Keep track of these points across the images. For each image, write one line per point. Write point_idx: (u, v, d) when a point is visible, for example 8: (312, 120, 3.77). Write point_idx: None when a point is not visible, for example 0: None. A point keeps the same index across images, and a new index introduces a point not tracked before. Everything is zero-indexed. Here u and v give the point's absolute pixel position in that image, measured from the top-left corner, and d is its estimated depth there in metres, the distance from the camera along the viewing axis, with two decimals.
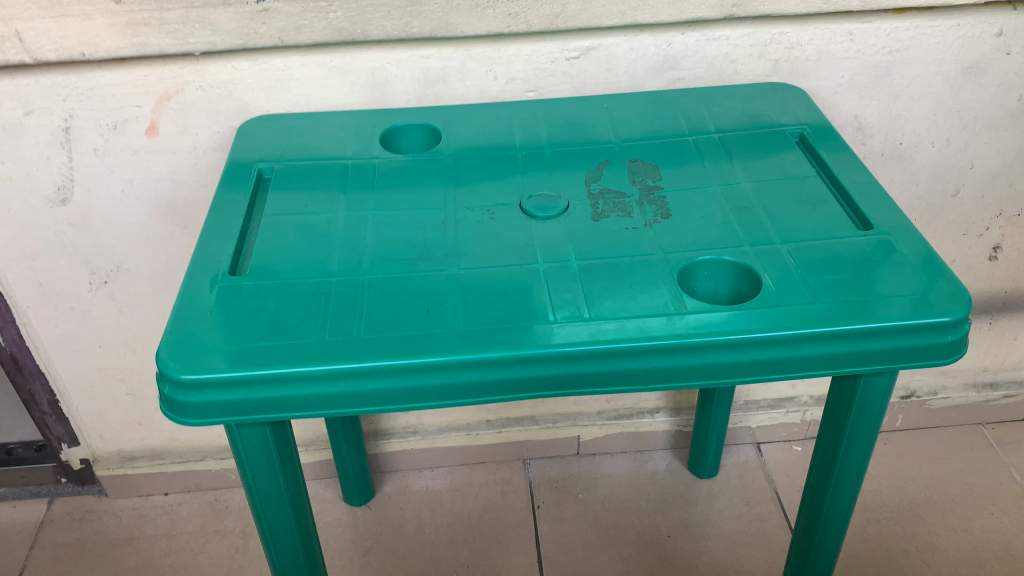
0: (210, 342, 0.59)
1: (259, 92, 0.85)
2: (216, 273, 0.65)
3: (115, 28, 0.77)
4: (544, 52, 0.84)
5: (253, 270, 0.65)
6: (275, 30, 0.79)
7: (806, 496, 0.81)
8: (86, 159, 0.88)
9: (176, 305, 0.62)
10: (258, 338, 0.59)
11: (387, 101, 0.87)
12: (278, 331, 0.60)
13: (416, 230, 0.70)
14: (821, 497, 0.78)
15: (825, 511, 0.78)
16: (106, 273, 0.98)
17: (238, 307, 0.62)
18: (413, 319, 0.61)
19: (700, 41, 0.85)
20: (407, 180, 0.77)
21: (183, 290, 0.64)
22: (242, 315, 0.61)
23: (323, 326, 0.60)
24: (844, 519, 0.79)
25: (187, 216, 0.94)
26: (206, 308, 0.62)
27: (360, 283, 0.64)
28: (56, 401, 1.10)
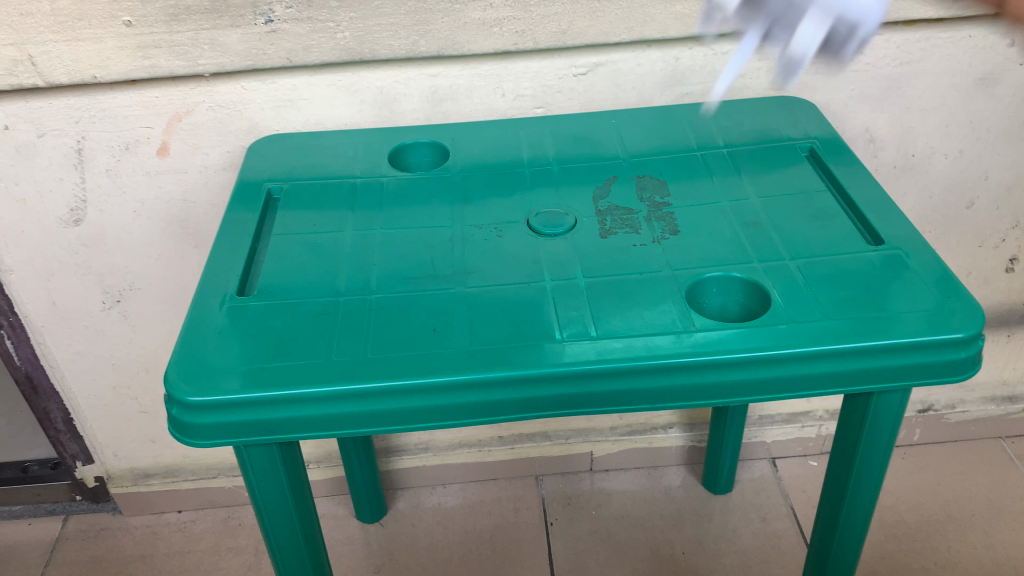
0: (217, 363, 0.59)
1: (268, 112, 0.85)
2: (225, 293, 0.66)
3: (125, 51, 0.78)
4: (551, 69, 0.84)
5: (262, 289, 0.66)
6: (283, 51, 0.79)
7: (821, 514, 0.80)
8: (98, 180, 0.88)
9: (184, 326, 0.62)
10: (265, 358, 0.59)
11: (396, 120, 0.87)
12: (285, 352, 0.60)
13: (423, 249, 0.70)
14: (836, 516, 0.77)
15: (840, 530, 0.77)
16: (119, 292, 0.98)
17: (246, 328, 0.62)
18: (420, 338, 0.61)
19: (709, 56, 0.84)
20: (414, 198, 0.77)
21: (191, 310, 0.64)
22: (250, 336, 0.61)
23: (330, 347, 0.60)
24: (860, 539, 0.78)
25: (198, 235, 0.94)
26: (214, 329, 0.62)
27: (368, 303, 0.64)
28: (70, 419, 1.10)
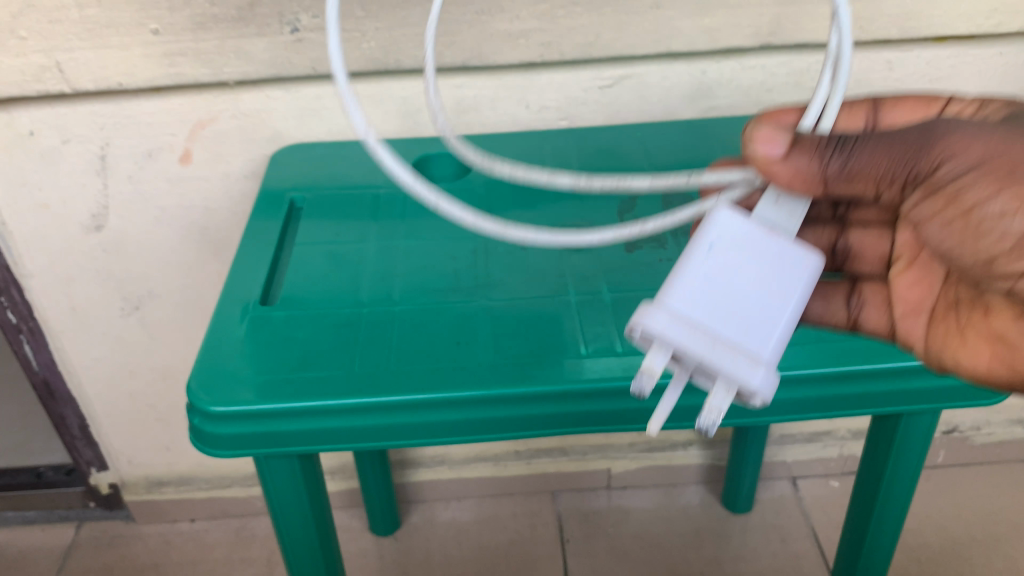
0: (239, 373, 0.58)
1: (292, 121, 0.85)
2: (247, 302, 0.65)
3: (151, 59, 0.78)
4: (576, 81, 0.83)
5: (284, 299, 0.65)
6: (309, 60, 0.79)
7: (846, 536, 0.79)
8: (121, 186, 0.88)
9: (205, 334, 0.62)
10: (288, 369, 0.59)
11: (419, 130, 0.87)
12: (307, 362, 0.59)
13: (447, 261, 0.70)
14: (861, 539, 0.75)
15: (864, 554, 0.76)
16: (138, 299, 0.98)
17: (268, 338, 0.61)
18: (443, 351, 0.60)
19: (736, 70, 0.83)
20: (438, 210, 0.76)
21: (214, 319, 0.63)
22: (272, 346, 0.60)
23: (353, 358, 0.59)
24: (885, 563, 0.76)
25: (218, 243, 0.94)
26: (236, 338, 0.61)
27: (391, 314, 0.63)
28: (86, 426, 1.10)
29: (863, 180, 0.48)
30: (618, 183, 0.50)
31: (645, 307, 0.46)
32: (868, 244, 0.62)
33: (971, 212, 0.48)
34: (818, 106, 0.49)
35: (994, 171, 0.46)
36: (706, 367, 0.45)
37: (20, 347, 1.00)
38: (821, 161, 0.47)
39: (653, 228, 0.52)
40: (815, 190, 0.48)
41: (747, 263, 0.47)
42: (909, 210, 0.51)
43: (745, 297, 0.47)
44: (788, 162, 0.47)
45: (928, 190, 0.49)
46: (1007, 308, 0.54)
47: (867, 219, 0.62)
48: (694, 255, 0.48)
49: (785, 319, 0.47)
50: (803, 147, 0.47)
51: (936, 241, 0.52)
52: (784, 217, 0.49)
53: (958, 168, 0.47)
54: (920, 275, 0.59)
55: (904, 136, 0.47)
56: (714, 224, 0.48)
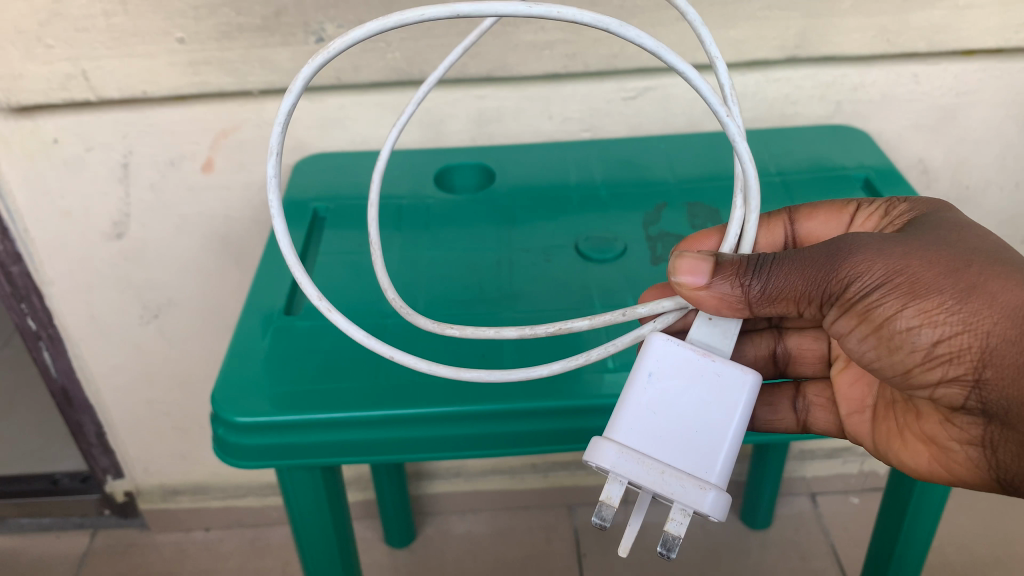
0: (263, 384, 0.58)
1: (314, 131, 0.85)
2: (270, 312, 0.65)
3: (176, 67, 0.78)
4: (600, 92, 0.83)
5: (308, 310, 0.65)
6: (333, 70, 0.79)
7: (871, 555, 0.78)
8: (142, 195, 0.88)
9: (229, 345, 0.62)
10: (312, 380, 0.58)
11: (442, 140, 0.86)
12: (331, 374, 0.59)
13: (471, 273, 0.69)
14: (888, 558, 0.74)
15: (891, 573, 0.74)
16: (157, 307, 0.98)
17: (291, 349, 0.61)
18: (467, 364, 0.59)
19: (760, 82, 0.83)
20: (460, 221, 0.76)
21: (237, 329, 0.63)
22: (295, 358, 0.60)
23: (377, 370, 0.59)
24: None
25: (239, 252, 0.94)
26: (259, 348, 0.61)
27: (414, 325, 0.63)
28: (103, 433, 1.10)
29: (786, 300, 0.49)
30: (559, 328, 0.51)
31: (595, 441, 0.48)
32: (806, 346, 0.65)
33: (884, 326, 0.50)
34: (734, 228, 0.51)
35: (901, 287, 0.49)
36: (662, 494, 0.47)
37: (39, 354, 1.00)
38: (739, 287, 0.48)
39: (598, 358, 0.52)
40: (740, 313, 0.50)
41: (690, 389, 0.49)
42: (831, 325, 0.53)
43: (693, 421, 0.48)
44: (712, 290, 0.49)
45: (844, 308, 0.51)
46: (934, 412, 0.57)
47: (801, 324, 0.65)
48: (637, 383, 0.49)
49: (731, 433, 0.48)
50: (722, 276, 0.48)
51: (860, 356, 0.54)
52: (717, 337, 0.51)
53: (868, 285, 0.49)
54: (858, 372, 0.63)
55: (814, 258, 0.49)
56: (652, 353, 0.50)
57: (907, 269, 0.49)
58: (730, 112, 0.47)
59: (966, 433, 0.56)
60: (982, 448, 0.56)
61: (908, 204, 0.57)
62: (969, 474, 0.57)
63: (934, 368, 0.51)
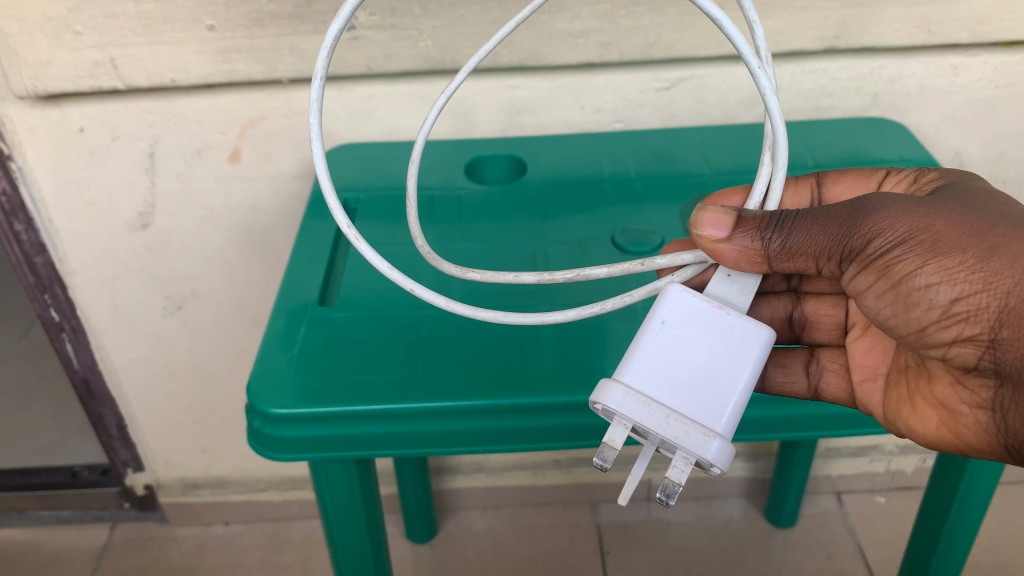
0: (299, 374, 0.57)
1: (343, 121, 0.84)
2: (305, 302, 0.64)
3: (205, 55, 0.77)
4: (634, 82, 0.82)
5: (343, 300, 0.64)
6: (364, 59, 0.78)
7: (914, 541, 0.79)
8: (168, 185, 0.88)
9: (263, 335, 0.61)
10: (349, 371, 0.57)
11: (471, 131, 0.85)
12: (368, 365, 0.57)
13: (507, 264, 0.68)
14: (933, 546, 0.75)
15: (936, 560, 0.76)
16: (180, 299, 0.97)
17: (327, 339, 0.60)
18: (507, 356, 0.58)
19: (797, 74, 0.81)
20: (493, 212, 0.75)
21: (272, 319, 0.62)
22: (332, 348, 0.59)
23: (415, 362, 0.58)
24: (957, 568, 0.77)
25: (264, 243, 0.93)
26: (295, 338, 0.60)
27: (452, 316, 0.62)
28: (124, 426, 1.09)
29: (805, 255, 0.50)
30: (577, 274, 0.54)
31: (603, 382, 0.48)
32: (823, 312, 0.65)
33: (903, 283, 0.50)
34: (761, 185, 0.52)
35: (923, 244, 0.49)
36: (666, 438, 0.47)
37: (61, 345, 1.00)
38: (761, 242, 0.50)
39: (613, 308, 0.53)
40: (759, 267, 0.51)
41: (701, 339, 0.49)
42: (847, 284, 0.53)
43: (701, 369, 0.49)
44: (732, 243, 0.50)
45: (864, 265, 0.51)
46: (946, 374, 0.57)
47: (819, 289, 0.65)
48: (649, 331, 0.50)
49: (739, 385, 0.48)
50: (745, 231, 0.49)
51: (875, 315, 0.54)
52: (735, 292, 0.52)
53: (889, 243, 0.49)
54: (874, 341, 0.63)
55: (837, 214, 0.50)
56: (668, 303, 0.51)
57: (930, 228, 0.49)
58: (762, 66, 0.49)
59: (979, 395, 0.56)
60: (993, 409, 0.56)
61: (938, 173, 0.58)
62: (975, 439, 0.57)
63: (949, 326, 0.51)
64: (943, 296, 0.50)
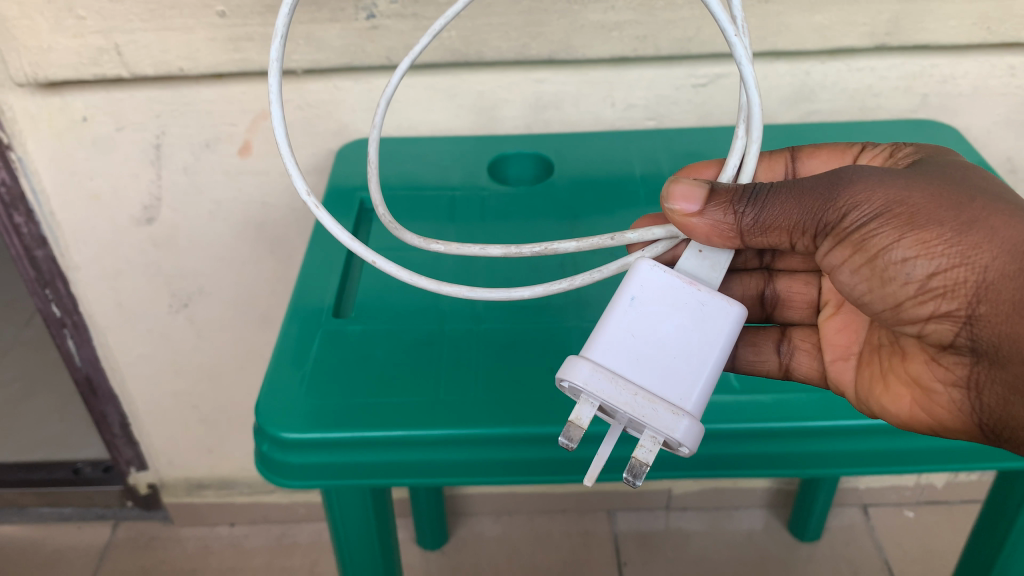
0: (310, 396, 0.52)
1: (359, 114, 0.79)
2: (319, 312, 0.59)
3: (216, 43, 0.73)
4: (669, 78, 0.77)
5: (360, 310, 0.59)
6: (384, 49, 0.73)
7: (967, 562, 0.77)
8: (175, 178, 0.83)
9: (274, 346, 0.57)
10: (365, 392, 0.53)
11: (494, 126, 0.81)
12: (385, 385, 0.53)
13: (535, 271, 0.64)
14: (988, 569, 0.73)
15: None
16: (186, 296, 0.93)
17: (341, 355, 0.55)
18: (534, 379, 0.54)
19: (842, 72, 0.77)
20: (520, 214, 0.70)
21: (283, 330, 0.58)
22: (346, 366, 0.55)
23: (436, 383, 0.53)
24: None
25: (275, 240, 0.89)
26: (307, 354, 0.56)
27: (474, 332, 0.57)
28: (127, 424, 1.06)
29: (778, 230, 0.47)
30: (546, 248, 0.52)
31: (570, 359, 0.46)
32: (796, 291, 0.63)
33: (879, 257, 0.47)
34: (734, 159, 0.50)
35: (900, 217, 0.46)
36: (635, 419, 0.44)
37: (63, 341, 0.96)
38: (733, 215, 0.47)
39: (582, 284, 0.52)
40: (731, 243, 0.48)
41: (672, 315, 0.47)
42: (820, 258, 0.50)
43: (671, 346, 0.46)
44: (705, 217, 0.47)
45: (838, 239, 0.48)
46: (921, 352, 0.54)
47: (792, 266, 0.63)
48: (618, 308, 0.47)
49: (711, 364, 0.46)
50: (716, 202, 0.47)
51: (848, 291, 0.51)
52: (705, 269, 0.50)
53: (864, 215, 0.46)
54: (846, 320, 0.60)
55: (812, 186, 0.47)
56: (637, 278, 0.48)
57: (908, 201, 0.46)
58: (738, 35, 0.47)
59: (955, 374, 0.52)
60: (967, 388, 0.52)
61: (914, 147, 0.54)
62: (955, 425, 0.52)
63: (926, 301, 0.48)
64: (919, 269, 0.47)
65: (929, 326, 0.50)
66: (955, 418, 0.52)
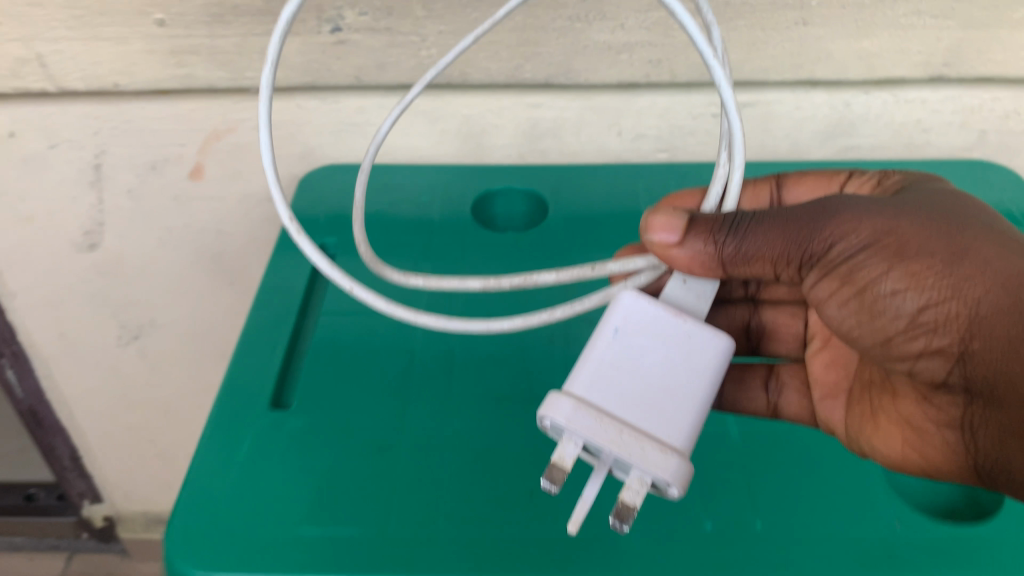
0: (234, 516, 0.45)
1: (327, 137, 0.69)
2: (259, 401, 0.51)
3: (155, 56, 0.62)
4: (686, 105, 0.66)
5: (305, 401, 0.51)
6: (352, 67, 0.63)
7: None
8: (119, 202, 0.73)
9: (200, 439, 0.49)
10: (297, 516, 0.45)
11: (483, 154, 0.70)
12: (324, 504, 0.45)
13: (517, 359, 0.54)
14: None
15: None
16: (137, 328, 0.83)
17: (277, 460, 0.48)
18: (504, 505, 0.46)
19: (888, 103, 0.66)
20: (502, 275, 0.61)
21: (214, 421, 0.50)
22: (281, 474, 0.47)
23: (385, 504, 0.45)
24: None
25: (233, 270, 0.79)
26: (238, 456, 0.48)
27: (438, 433, 0.49)
28: (78, 457, 0.96)
29: (762, 261, 0.43)
30: (525, 280, 0.47)
31: (549, 395, 0.40)
32: (782, 322, 0.62)
33: (867, 291, 0.43)
34: (717, 186, 0.45)
35: (888, 248, 0.42)
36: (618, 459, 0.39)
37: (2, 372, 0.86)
38: (714, 246, 0.43)
39: (562, 315, 0.48)
40: (713, 272, 0.44)
41: (655, 348, 0.43)
42: (808, 290, 0.47)
43: (658, 381, 0.42)
44: (685, 248, 0.44)
45: (825, 270, 0.44)
46: (912, 391, 0.50)
47: (776, 297, 0.62)
48: (600, 339, 0.43)
49: (698, 398, 0.42)
50: (697, 234, 0.43)
51: (838, 326, 0.47)
52: (692, 299, 0.46)
53: (852, 247, 0.42)
54: (834, 355, 0.58)
55: (797, 214, 0.43)
56: (621, 309, 0.44)
57: (897, 229, 0.42)
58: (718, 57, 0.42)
59: (948, 418, 0.47)
60: (961, 429, 0.46)
61: (904, 174, 0.51)
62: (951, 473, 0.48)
63: (917, 336, 0.44)
64: (907, 302, 0.43)
65: (921, 366, 0.45)
66: (947, 460, 0.47)
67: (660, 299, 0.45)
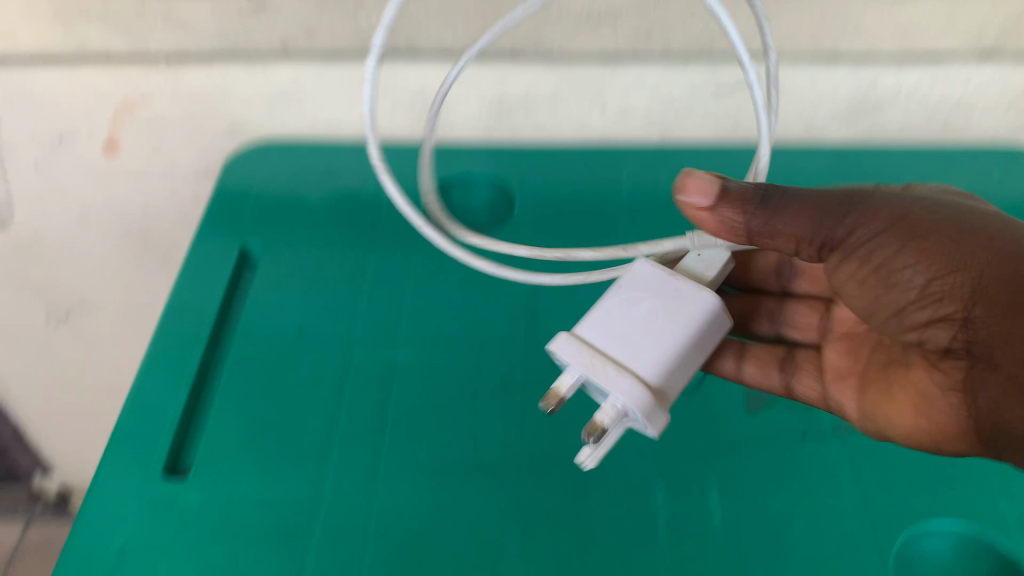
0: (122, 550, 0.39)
1: (258, 110, 0.59)
2: (173, 421, 0.44)
3: (39, 19, 0.52)
4: (682, 79, 0.55)
5: (222, 413, 0.44)
6: (276, 36, 0.53)
7: None
8: (25, 179, 0.63)
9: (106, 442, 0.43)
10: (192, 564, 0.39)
11: (442, 131, 0.60)
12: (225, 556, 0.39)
13: (466, 406, 0.45)
14: None
15: None
16: (66, 308, 0.75)
17: (184, 487, 0.41)
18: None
19: (923, 82, 0.55)
20: (455, 289, 0.51)
21: (126, 425, 0.44)
22: (180, 510, 0.41)
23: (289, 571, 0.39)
24: None
25: (165, 251, 0.70)
26: (143, 475, 0.42)
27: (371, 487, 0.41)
28: (20, 432, 0.90)
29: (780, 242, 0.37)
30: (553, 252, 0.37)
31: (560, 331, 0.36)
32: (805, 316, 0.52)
33: (885, 275, 0.37)
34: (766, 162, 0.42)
35: (905, 228, 0.36)
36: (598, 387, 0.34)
37: None
38: (744, 216, 0.36)
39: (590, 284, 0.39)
40: (736, 242, 0.38)
41: (645, 300, 0.37)
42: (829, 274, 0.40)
43: (647, 328, 0.36)
44: (713, 214, 0.36)
45: (844, 255, 0.37)
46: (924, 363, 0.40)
47: (808, 290, 0.53)
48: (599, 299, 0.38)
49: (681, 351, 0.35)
50: (729, 202, 0.36)
51: (856, 305, 0.40)
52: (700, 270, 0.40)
53: (869, 234, 0.36)
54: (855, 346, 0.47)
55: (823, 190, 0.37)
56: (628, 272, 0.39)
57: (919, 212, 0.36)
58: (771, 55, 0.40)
59: (953, 380, 0.37)
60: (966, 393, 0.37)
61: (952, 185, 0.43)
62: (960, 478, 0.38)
63: (930, 311, 0.36)
64: (914, 271, 0.36)
65: (925, 330, 0.38)
66: (954, 427, 0.37)
67: (665, 266, 0.40)
